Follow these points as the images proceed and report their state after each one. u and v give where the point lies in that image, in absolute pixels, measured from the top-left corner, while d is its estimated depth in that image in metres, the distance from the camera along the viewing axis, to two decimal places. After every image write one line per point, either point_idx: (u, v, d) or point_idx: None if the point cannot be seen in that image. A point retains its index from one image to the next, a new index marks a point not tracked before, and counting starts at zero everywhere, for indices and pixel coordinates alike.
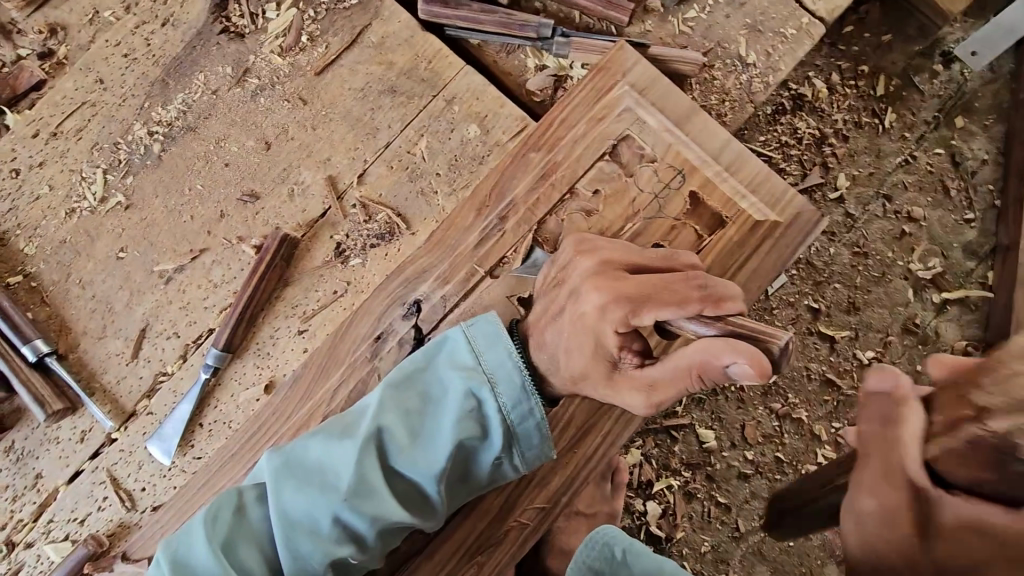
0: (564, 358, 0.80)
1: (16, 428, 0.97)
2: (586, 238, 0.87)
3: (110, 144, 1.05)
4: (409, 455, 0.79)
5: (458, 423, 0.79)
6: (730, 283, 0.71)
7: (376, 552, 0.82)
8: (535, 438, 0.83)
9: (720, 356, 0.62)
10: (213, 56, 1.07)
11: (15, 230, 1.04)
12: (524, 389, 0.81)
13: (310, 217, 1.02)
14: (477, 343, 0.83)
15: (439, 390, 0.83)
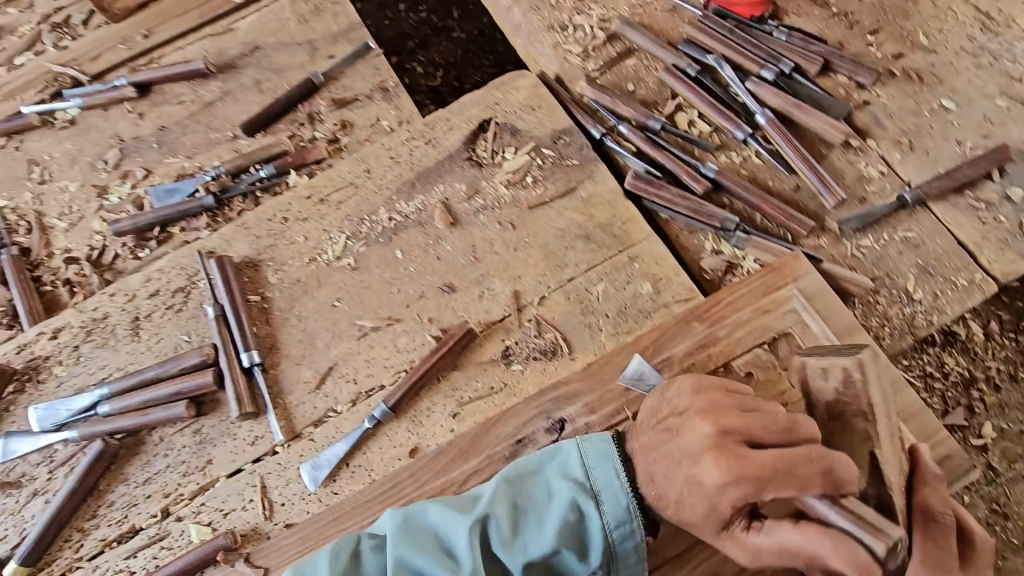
0: (672, 504, 0.86)
1: (208, 416, 1.17)
2: (709, 393, 0.89)
3: (358, 218, 1.33)
4: (512, 549, 0.86)
5: (562, 532, 0.86)
6: (844, 457, 0.80)
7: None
8: (630, 563, 0.89)
9: (837, 562, 0.76)
10: (455, 175, 1.34)
11: (268, 262, 1.31)
12: (629, 512, 0.88)
13: (491, 319, 1.19)
14: (590, 460, 0.92)
15: (546, 494, 0.90)
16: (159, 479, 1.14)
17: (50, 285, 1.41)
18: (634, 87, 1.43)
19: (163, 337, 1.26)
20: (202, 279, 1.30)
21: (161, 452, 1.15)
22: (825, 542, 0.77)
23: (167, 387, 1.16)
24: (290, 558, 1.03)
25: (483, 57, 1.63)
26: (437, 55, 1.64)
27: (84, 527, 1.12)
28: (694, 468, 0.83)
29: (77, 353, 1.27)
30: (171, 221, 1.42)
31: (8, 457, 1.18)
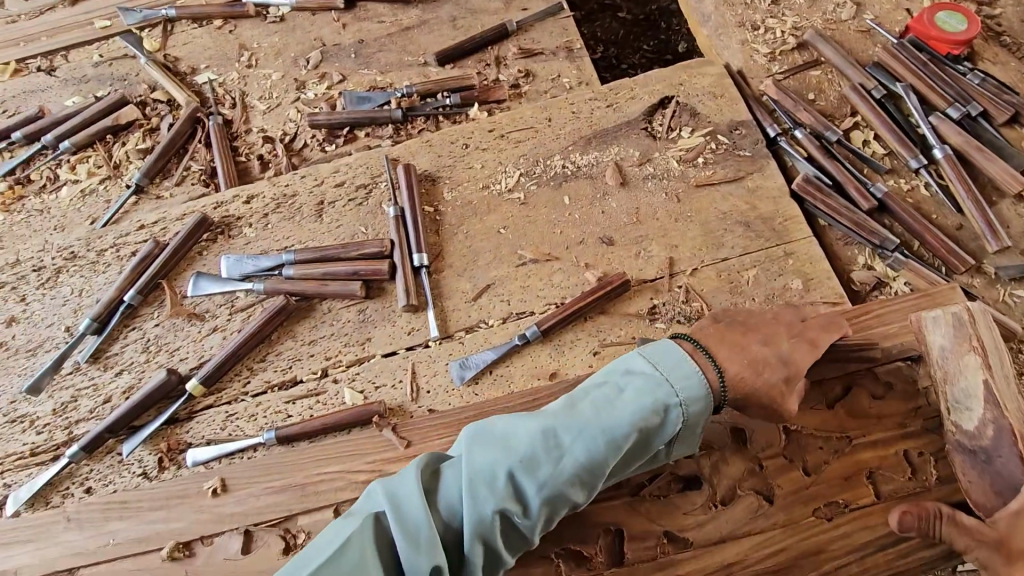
0: (781, 361, 1.01)
1: (375, 301, 1.31)
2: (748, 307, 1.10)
3: (532, 159, 1.43)
4: (588, 442, 0.91)
5: (637, 418, 0.92)
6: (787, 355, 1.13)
7: (540, 526, 0.91)
8: (692, 432, 0.98)
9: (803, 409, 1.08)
10: (630, 140, 1.43)
11: (445, 180, 1.43)
12: (700, 390, 0.96)
13: (644, 277, 1.28)
14: (656, 358, 0.98)
15: (618, 388, 0.96)
16: (322, 343, 1.28)
17: (245, 157, 1.58)
18: (815, 97, 1.48)
19: (343, 223, 1.40)
20: (385, 181, 1.44)
21: (328, 321, 1.30)
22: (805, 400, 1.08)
23: (347, 267, 1.31)
24: (432, 444, 1.12)
25: (644, 41, 1.71)
26: (600, 30, 1.73)
27: (254, 367, 1.27)
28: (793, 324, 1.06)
29: (266, 221, 1.43)
30: (360, 124, 1.56)
31: (197, 293, 1.35)
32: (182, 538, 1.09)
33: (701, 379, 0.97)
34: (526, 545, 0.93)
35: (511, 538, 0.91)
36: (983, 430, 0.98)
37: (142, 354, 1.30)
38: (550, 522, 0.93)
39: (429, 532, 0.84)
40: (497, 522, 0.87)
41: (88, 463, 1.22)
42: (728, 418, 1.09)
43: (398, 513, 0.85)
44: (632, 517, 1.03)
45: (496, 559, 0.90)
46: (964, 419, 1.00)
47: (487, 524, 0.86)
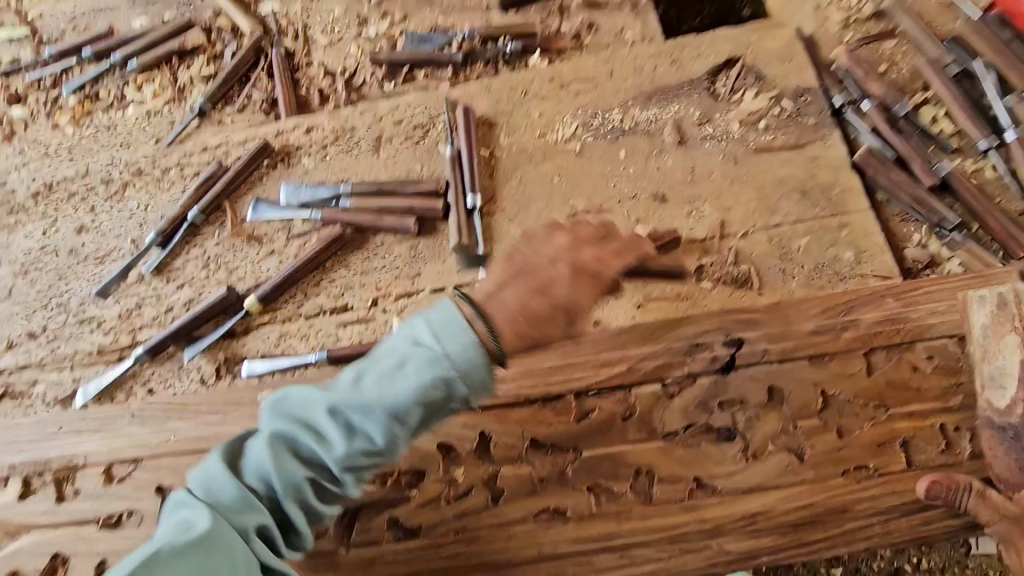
0: (560, 308, 0.85)
1: (427, 238, 1.34)
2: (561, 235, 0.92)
3: (591, 112, 1.43)
4: (371, 422, 0.81)
5: (415, 392, 0.79)
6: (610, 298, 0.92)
7: (348, 485, 0.87)
8: (483, 392, 0.81)
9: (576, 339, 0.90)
10: (692, 100, 1.42)
11: (503, 125, 1.44)
12: (488, 366, 0.79)
13: (694, 237, 1.29)
14: (440, 327, 0.79)
15: (401, 360, 0.80)
16: (374, 274, 1.33)
17: (305, 89, 1.60)
18: (886, 69, 1.44)
19: (399, 161, 1.43)
20: (442, 122, 1.46)
21: (381, 254, 1.34)
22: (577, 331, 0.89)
23: (403, 203, 1.34)
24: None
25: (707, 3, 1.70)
26: None
27: (308, 291, 1.33)
28: (546, 240, 0.90)
29: (324, 153, 1.46)
30: (420, 65, 1.57)
31: (257, 217, 1.39)
32: None
33: (481, 343, 0.79)
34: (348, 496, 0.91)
35: (323, 494, 0.88)
36: (1015, 409, 0.99)
37: (203, 271, 1.37)
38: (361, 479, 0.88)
39: (245, 501, 0.83)
40: (302, 491, 0.85)
41: (151, 366, 1.30)
42: (766, 377, 1.11)
43: (208, 491, 0.84)
44: (664, 462, 1.08)
45: (314, 514, 0.89)
46: (996, 397, 1.02)
47: (289, 487, 0.84)
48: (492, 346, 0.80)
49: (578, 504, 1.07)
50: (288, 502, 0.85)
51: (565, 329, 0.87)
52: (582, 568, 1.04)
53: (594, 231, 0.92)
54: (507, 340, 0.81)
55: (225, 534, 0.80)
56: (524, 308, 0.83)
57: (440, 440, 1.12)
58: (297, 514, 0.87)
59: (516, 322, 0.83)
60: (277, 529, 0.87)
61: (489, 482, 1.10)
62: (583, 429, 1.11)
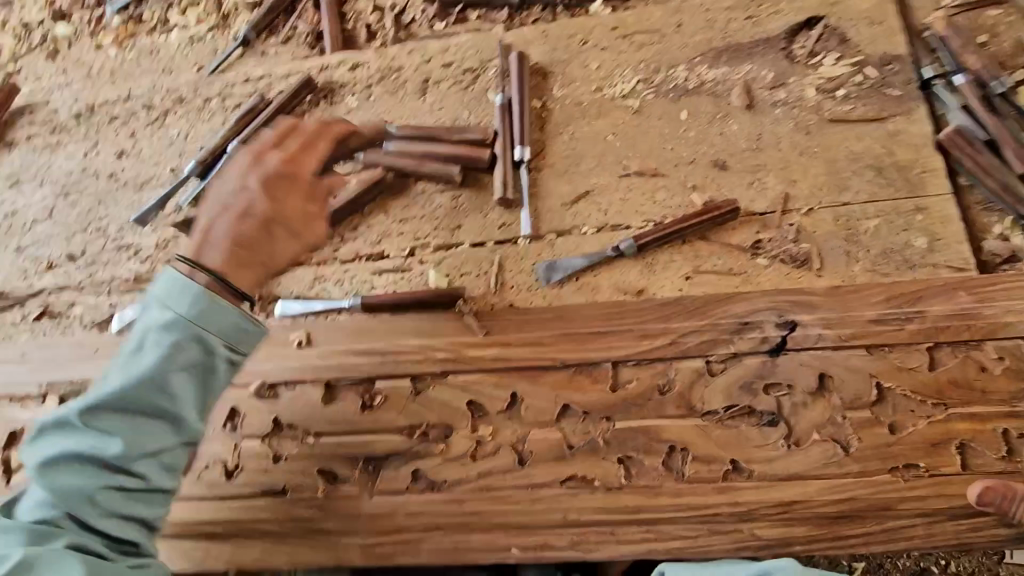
0: (295, 236, 1.04)
1: (470, 190, 1.29)
2: (272, 174, 1.05)
3: (655, 67, 1.33)
4: (128, 405, 0.91)
5: (173, 364, 0.91)
6: (290, 196, 1.04)
7: (158, 476, 0.94)
8: (249, 332, 0.97)
9: (228, 231, 1.00)
10: (765, 61, 1.31)
11: (559, 75, 1.35)
12: (190, 308, 0.93)
13: (754, 209, 1.21)
14: (166, 295, 0.94)
15: (149, 345, 0.92)
16: (413, 223, 1.28)
17: (352, 23, 1.52)
18: (987, 41, 1.30)
19: (446, 106, 1.36)
20: (494, 67, 1.38)
21: (421, 202, 1.29)
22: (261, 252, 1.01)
23: (447, 149, 1.28)
24: (510, 337, 1.13)
25: None
26: None
27: (346, 235, 1.29)
28: (232, 171, 1.06)
29: (369, 92, 1.40)
30: (474, 5, 1.47)
31: None
32: (269, 379, 1.15)
33: (207, 289, 0.95)
34: (169, 490, 0.97)
35: (136, 506, 0.93)
36: None
37: None
38: (173, 472, 0.96)
39: (43, 530, 0.88)
40: (89, 506, 0.90)
41: None
42: (818, 363, 1.06)
43: None
44: (701, 440, 1.03)
45: (140, 522, 0.94)
46: None
47: (81, 507, 0.89)
48: (225, 295, 0.97)
49: (607, 474, 1.04)
50: (96, 517, 0.90)
51: (292, 242, 1.04)
52: (606, 539, 1.01)
53: (300, 136, 1.10)
54: (238, 277, 0.99)
55: (43, 564, 0.82)
56: (231, 234, 1.00)
57: (472, 397, 1.11)
58: (131, 506, 0.93)
59: (225, 252, 0.99)
60: (104, 552, 0.90)
61: (518, 445, 1.08)
62: (618, 399, 1.07)
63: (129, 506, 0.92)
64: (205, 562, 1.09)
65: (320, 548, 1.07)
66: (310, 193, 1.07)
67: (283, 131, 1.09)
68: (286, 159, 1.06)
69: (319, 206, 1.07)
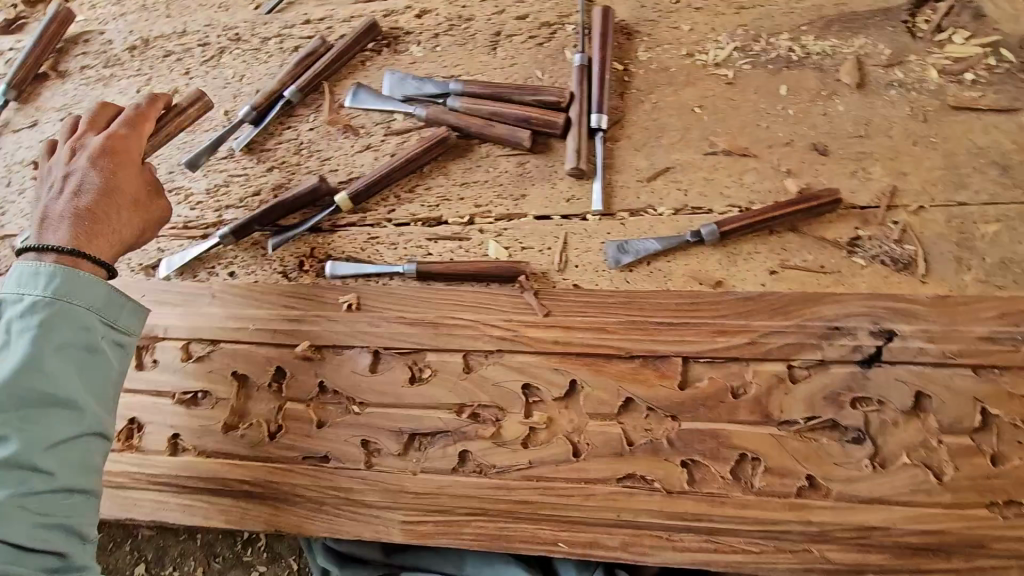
0: (137, 209, 1.04)
1: (538, 157, 1.19)
2: (115, 150, 1.05)
3: (754, 33, 1.20)
4: (6, 420, 0.85)
5: (48, 349, 0.89)
6: (128, 138, 1.07)
7: (69, 471, 0.89)
8: (125, 308, 0.99)
9: (84, 202, 0.99)
10: (882, 34, 1.16)
11: (645, 37, 1.23)
12: (49, 270, 0.93)
13: (854, 202, 1.08)
14: (20, 282, 0.93)
15: (7, 352, 0.89)
16: (474, 188, 1.20)
17: None
18: None
19: (518, 62, 1.25)
20: (574, 24, 1.26)
21: (484, 167, 1.20)
22: (112, 226, 1.00)
23: (517, 111, 1.18)
24: (572, 320, 1.05)
25: None
26: None
27: (402, 195, 1.22)
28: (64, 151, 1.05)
29: (436, 42, 1.30)
30: None
31: (356, 104, 1.27)
32: (317, 342, 1.10)
33: (59, 263, 0.95)
34: (86, 490, 0.91)
35: (55, 512, 0.86)
36: None
37: (294, 156, 1.27)
38: (85, 469, 0.91)
39: None
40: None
41: (234, 249, 1.24)
42: (915, 380, 0.95)
43: None
44: (775, 450, 0.96)
45: (65, 528, 0.87)
46: None
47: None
48: (83, 265, 0.96)
49: (668, 477, 0.97)
50: (8, 535, 0.81)
51: (134, 217, 1.03)
52: (661, 544, 0.95)
53: (135, 114, 1.10)
54: (98, 253, 0.98)
55: None
56: (68, 209, 0.99)
57: (527, 380, 1.04)
58: (50, 508, 0.86)
59: (70, 225, 0.98)
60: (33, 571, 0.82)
61: (574, 435, 1.02)
62: (686, 398, 0.99)
63: (44, 515, 0.85)
64: (243, 521, 1.06)
65: (360, 520, 1.03)
66: (137, 158, 1.07)
67: (131, 117, 1.09)
68: (116, 133, 1.06)
69: (160, 185, 1.08)
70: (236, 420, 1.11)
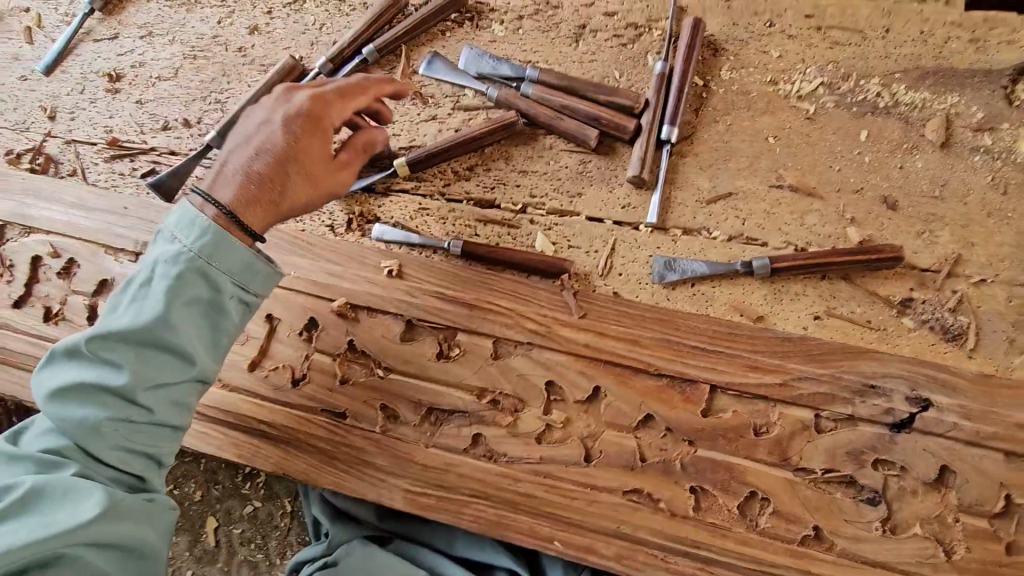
0: (310, 180, 0.98)
1: (601, 159, 1.18)
2: (311, 115, 0.98)
3: (844, 72, 1.16)
4: (128, 354, 0.87)
5: (175, 300, 0.88)
6: (330, 108, 1.00)
7: (165, 409, 0.90)
8: (260, 273, 0.93)
9: (261, 164, 0.96)
10: (977, 96, 1.12)
11: (731, 55, 1.20)
12: (203, 225, 0.90)
13: (915, 262, 1.06)
14: (179, 224, 0.91)
15: (146, 288, 0.89)
16: (533, 177, 1.19)
17: None
18: None
19: (598, 60, 1.23)
20: (662, 29, 1.23)
21: (546, 158, 1.20)
22: (279, 195, 0.96)
23: (589, 109, 1.17)
24: (605, 325, 1.04)
25: None
26: None
27: (460, 172, 1.22)
28: (266, 102, 1.02)
29: (518, 24, 1.28)
30: None
31: (429, 73, 1.27)
32: (352, 300, 1.11)
33: (216, 223, 0.91)
34: (176, 428, 0.92)
35: (143, 440, 0.89)
36: None
37: None
38: (183, 409, 0.92)
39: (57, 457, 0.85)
40: (94, 441, 0.85)
41: None
42: (943, 454, 0.93)
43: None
44: (787, 495, 0.95)
45: (147, 459, 0.90)
46: None
47: (93, 438, 0.85)
48: (234, 231, 0.92)
49: (674, 499, 0.98)
50: (100, 449, 0.86)
51: (308, 189, 0.98)
52: (655, 563, 0.96)
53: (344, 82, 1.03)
54: (257, 219, 0.94)
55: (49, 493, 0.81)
56: (247, 167, 0.96)
57: (552, 377, 1.04)
58: (140, 439, 0.88)
59: (240, 185, 0.94)
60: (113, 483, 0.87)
61: (588, 440, 1.03)
62: (707, 425, 0.99)
63: (134, 441, 0.88)
64: (253, 459, 1.09)
65: (365, 480, 1.05)
66: (330, 128, 1.00)
67: (345, 86, 1.03)
68: (322, 98, 1.00)
69: (346, 157, 1.02)
70: (261, 360, 1.13)
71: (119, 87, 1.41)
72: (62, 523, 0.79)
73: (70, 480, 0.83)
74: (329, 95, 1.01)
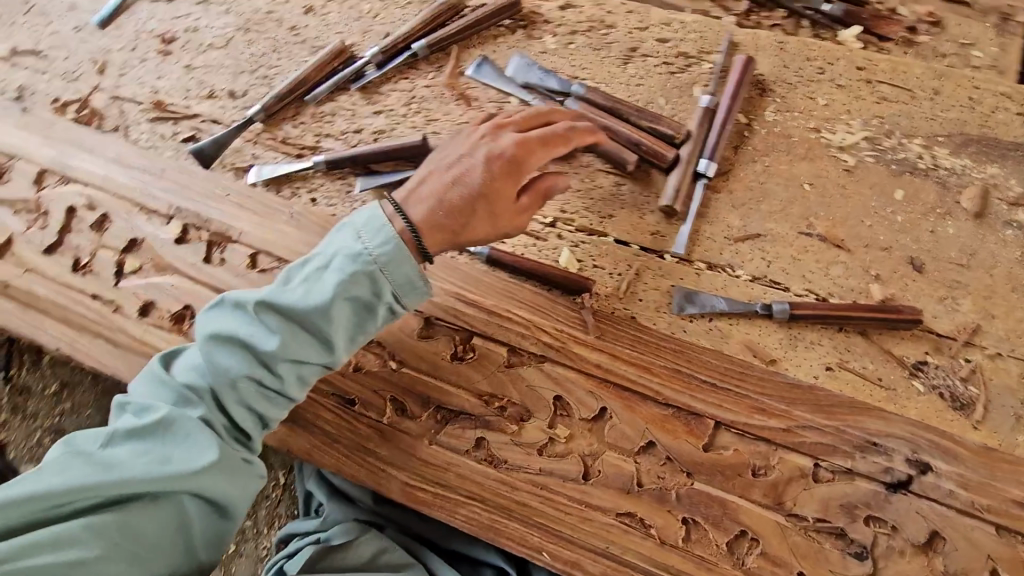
0: (490, 215, 1.03)
1: (635, 183, 1.19)
2: (513, 158, 1.04)
3: (888, 129, 1.16)
4: (286, 329, 0.94)
5: (342, 294, 0.94)
6: (529, 155, 1.06)
7: (294, 385, 0.97)
8: (414, 288, 0.97)
9: (454, 192, 1.03)
10: (1018, 170, 1.12)
11: (778, 97, 1.20)
12: (385, 232, 0.96)
13: (933, 326, 1.07)
14: (366, 225, 0.97)
15: (318, 273, 0.96)
16: (566, 193, 1.20)
17: None
18: None
19: (644, 84, 1.24)
20: (712, 63, 1.24)
21: (581, 175, 1.21)
22: (459, 224, 1.02)
23: (629, 132, 1.18)
24: (620, 348, 1.06)
25: None
26: None
27: None
28: (472, 135, 1.09)
29: (570, 39, 1.29)
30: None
31: (476, 76, 1.28)
32: None
33: (399, 236, 0.97)
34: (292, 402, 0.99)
35: (265, 405, 0.97)
36: None
37: (403, 108, 1.30)
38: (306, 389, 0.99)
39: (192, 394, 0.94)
40: (229, 394, 0.94)
41: (323, 177, 1.28)
42: (935, 519, 0.95)
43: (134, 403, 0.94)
44: (776, 538, 0.97)
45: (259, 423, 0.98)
46: None
47: (229, 391, 0.94)
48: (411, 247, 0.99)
49: (665, 527, 0.99)
50: (229, 404, 0.94)
51: (488, 225, 1.04)
52: None
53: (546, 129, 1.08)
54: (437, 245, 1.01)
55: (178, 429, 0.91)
56: (443, 194, 1.02)
57: (561, 392, 1.06)
58: (264, 404, 0.96)
59: (430, 208, 1.02)
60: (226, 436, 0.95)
61: (588, 458, 1.04)
62: (706, 460, 1.00)
63: (258, 404, 0.96)
64: None
65: (366, 468, 1.08)
66: (523, 171, 1.05)
67: (548, 136, 1.08)
68: (526, 144, 1.06)
69: (528, 201, 1.06)
70: None
71: (170, 50, 1.43)
72: (176, 465, 0.88)
73: (196, 424, 0.91)
74: (533, 141, 1.06)
